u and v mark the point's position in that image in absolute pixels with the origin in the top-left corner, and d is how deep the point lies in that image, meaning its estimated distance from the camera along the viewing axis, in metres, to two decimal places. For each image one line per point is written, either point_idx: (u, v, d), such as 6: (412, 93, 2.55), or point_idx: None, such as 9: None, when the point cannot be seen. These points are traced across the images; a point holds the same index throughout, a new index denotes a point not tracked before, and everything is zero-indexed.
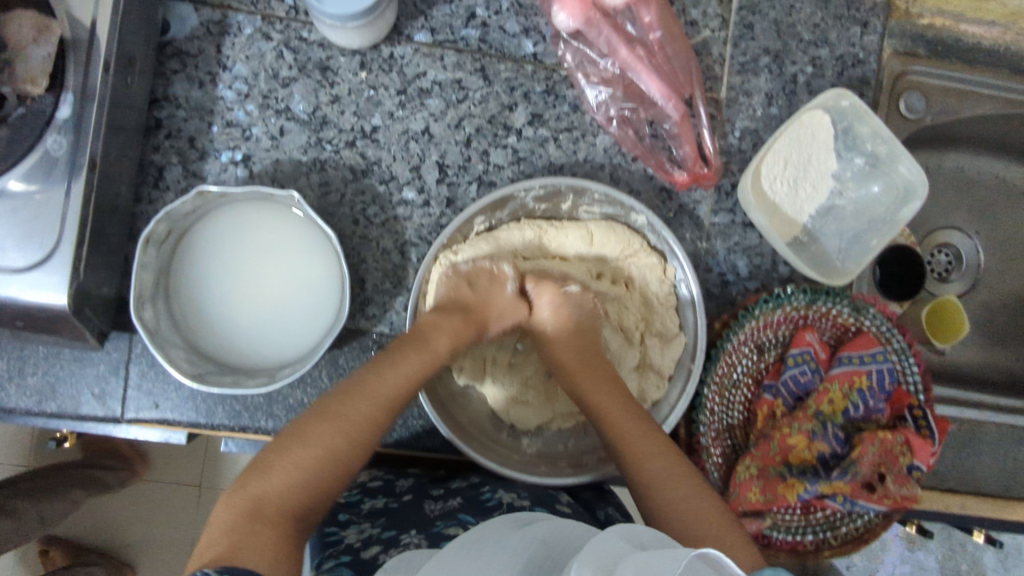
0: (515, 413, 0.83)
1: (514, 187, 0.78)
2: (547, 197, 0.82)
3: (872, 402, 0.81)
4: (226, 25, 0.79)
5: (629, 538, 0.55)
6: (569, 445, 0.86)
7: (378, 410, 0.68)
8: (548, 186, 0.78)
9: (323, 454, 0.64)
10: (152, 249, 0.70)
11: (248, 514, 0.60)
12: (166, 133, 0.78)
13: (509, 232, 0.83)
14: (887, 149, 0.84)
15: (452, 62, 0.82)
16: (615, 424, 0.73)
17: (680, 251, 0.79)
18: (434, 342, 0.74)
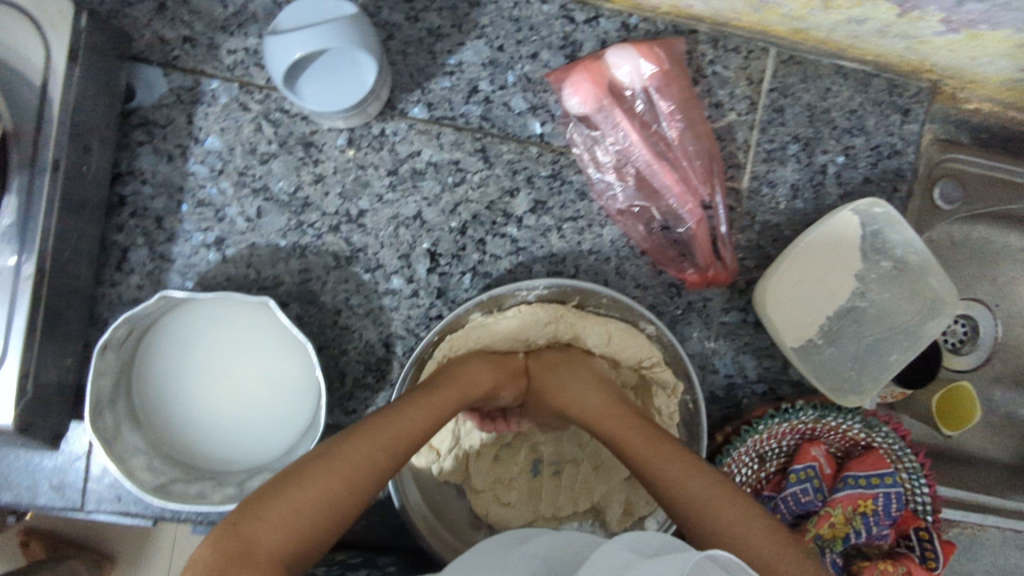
0: (495, 514, 0.77)
1: (516, 286, 0.72)
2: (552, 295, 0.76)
3: (876, 528, 0.76)
4: (199, 93, 0.71)
5: (635, 549, 0.54)
6: None
7: (382, 458, 0.58)
8: (553, 288, 0.72)
9: (321, 503, 0.53)
10: (111, 352, 0.64)
11: (234, 560, 0.48)
12: (131, 211, 0.71)
13: (511, 320, 0.75)
14: (920, 258, 0.77)
15: (449, 140, 0.74)
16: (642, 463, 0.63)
17: (692, 367, 0.74)
18: (444, 394, 0.66)
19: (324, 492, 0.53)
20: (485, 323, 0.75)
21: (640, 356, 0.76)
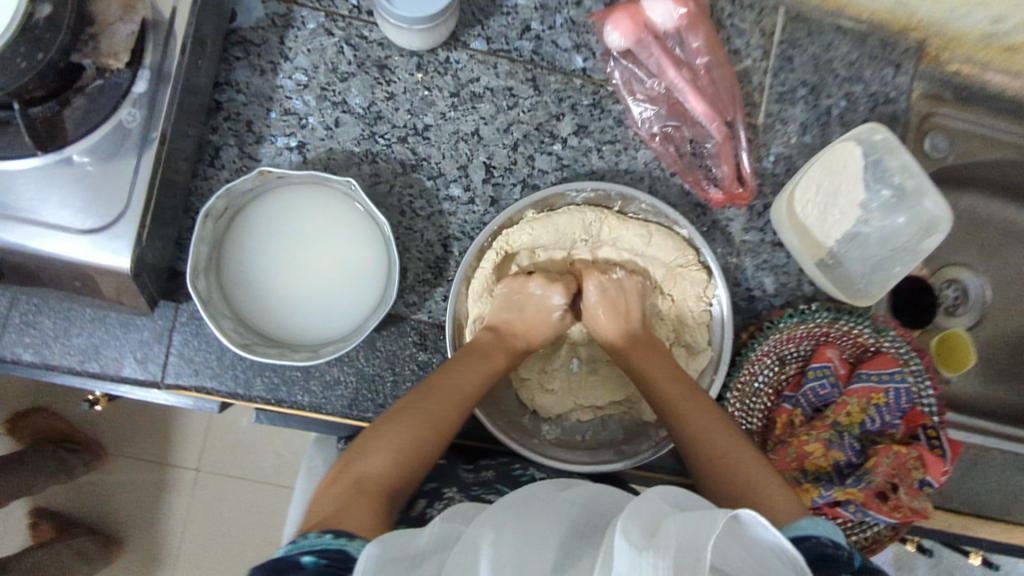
0: (541, 400, 0.83)
1: (566, 187, 0.80)
2: (596, 200, 0.84)
3: (888, 418, 0.82)
4: (291, 18, 0.82)
5: (669, 498, 0.55)
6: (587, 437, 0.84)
7: (447, 423, 0.69)
8: (599, 190, 0.81)
9: (406, 445, 0.66)
10: (210, 223, 0.72)
11: (348, 492, 0.61)
12: (226, 115, 0.80)
13: (566, 218, 0.81)
14: (915, 182, 0.87)
15: (505, 70, 0.85)
16: (682, 410, 0.72)
17: (717, 267, 0.81)
18: (493, 355, 0.76)
19: (410, 442, 0.66)
20: (540, 218, 0.81)
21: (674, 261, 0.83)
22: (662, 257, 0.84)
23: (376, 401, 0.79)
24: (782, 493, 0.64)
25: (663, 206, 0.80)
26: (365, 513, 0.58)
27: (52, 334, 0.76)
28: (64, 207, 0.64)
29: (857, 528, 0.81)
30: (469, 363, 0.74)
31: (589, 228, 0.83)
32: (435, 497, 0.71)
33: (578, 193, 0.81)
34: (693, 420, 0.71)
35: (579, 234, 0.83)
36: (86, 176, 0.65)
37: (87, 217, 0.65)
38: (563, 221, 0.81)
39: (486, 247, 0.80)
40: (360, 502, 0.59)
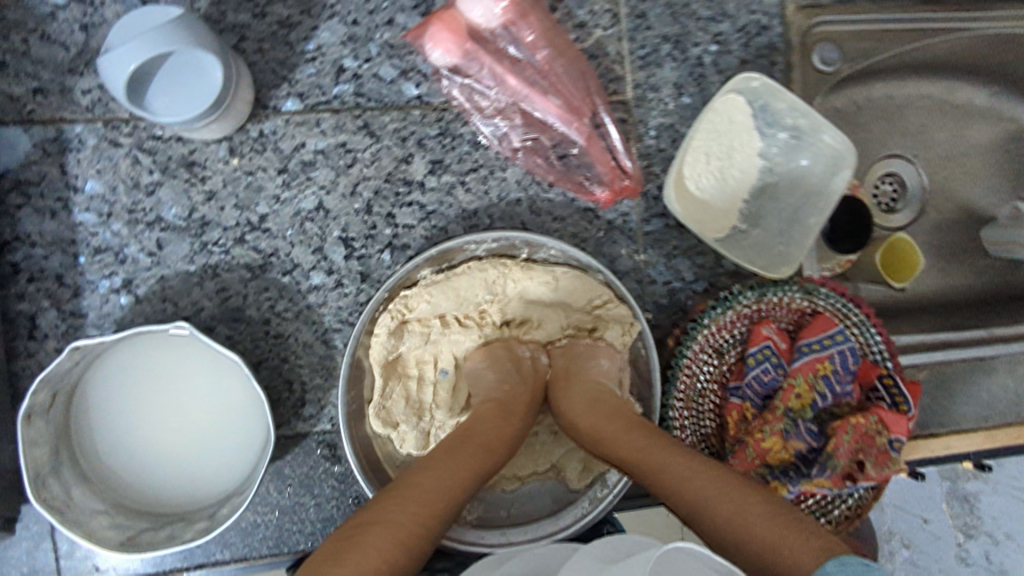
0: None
1: (464, 240, 0.70)
2: (499, 250, 0.75)
3: (840, 387, 0.77)
4: (65, 141, 0.70)
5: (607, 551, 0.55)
6: (512, 511, 0.78)
7: (436, 512, 0.56)
8: (501, 239, 0.71)
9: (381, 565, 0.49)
10: (37, 419, 0.62)
11: None
12: (28, 276, 0.69)
13: (469, 283, 0.73)
14: (807, 121, 0.78)
15: (330, 125, 0.74)
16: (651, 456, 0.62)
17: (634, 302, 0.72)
18: (479, 435, 0.65)
19: (388, 527, 0.52)
20: (438, 281, 0.72)
21: (590, 297, 0.75)
22: (574, 303, 0.77)
23: (304, 528, 0.74)
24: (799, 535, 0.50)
25: (573, 249, 0.71)
26: None
27: None
28: None
29: (835, 502, 0.78)
30: (455, 444, 0.64)
31: (493, 285, 0.74)
32: None
33: (478, 245, 0.72)
34: (693, 487, 0.57)
35: (483, 297, 0.74)
36: None
37: None
38: (444, 300, 0.72)
39: (379, 318, 0.70)
40: None
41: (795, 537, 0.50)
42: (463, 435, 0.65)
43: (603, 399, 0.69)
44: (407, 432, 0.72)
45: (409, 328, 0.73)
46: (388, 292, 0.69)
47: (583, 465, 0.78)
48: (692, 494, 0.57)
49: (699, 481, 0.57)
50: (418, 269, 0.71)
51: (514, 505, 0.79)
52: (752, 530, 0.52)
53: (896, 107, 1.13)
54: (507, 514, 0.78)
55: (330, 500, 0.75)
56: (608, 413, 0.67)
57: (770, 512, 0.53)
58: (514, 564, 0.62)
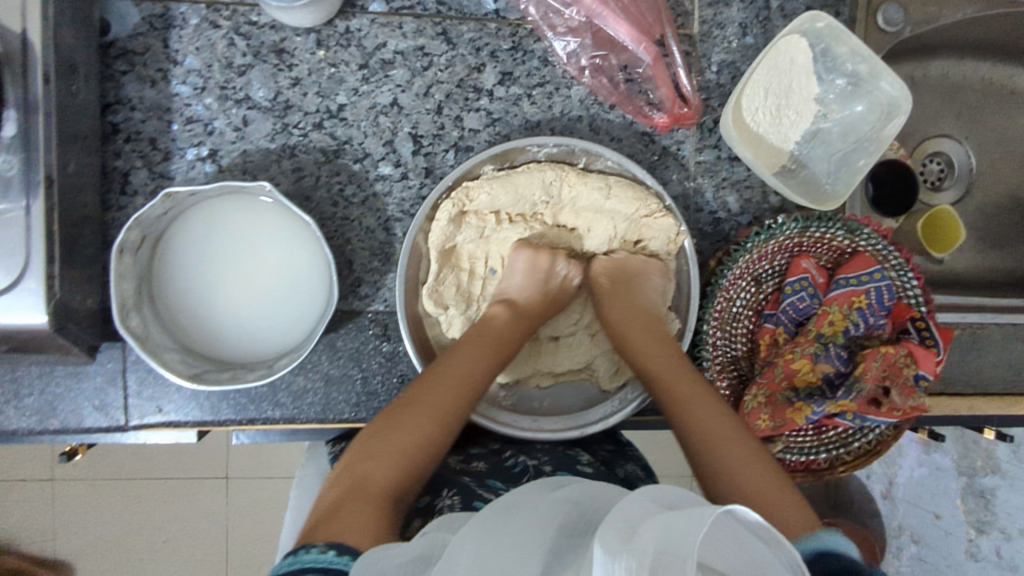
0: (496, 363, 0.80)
1: (529, 141, 0.75)
2: (559, 157, 0.79)
3: (872, 320, 0.80)
4: (170, 18, 0.75)
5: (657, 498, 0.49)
6: (545, 404, 0.82)
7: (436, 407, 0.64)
8: (561, 145, 0.75)
9: (417, 441, 0.61)
10: (128, 257, 0.69)
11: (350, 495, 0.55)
12: (126, 137, 0.75)
13: (527, 179, 0.76)
14: (868, 67, 0.81)
15: (412, 28, 0.79)
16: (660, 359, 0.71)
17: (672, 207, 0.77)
18: (494, 330, 0.73)
19: (410, 441, 0.61)
20: (499, 177, 0.76)
21: (638, 207, 0.77)
22: (624, 211, 0.79)
23: (349, 399, 0.79)
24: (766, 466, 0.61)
25: (628, 163, 0.76)
26: (357, 516, 0.52)
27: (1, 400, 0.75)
28: None
29: (858, 435, 0.81)
30: (471, 339, 0.72)
31: (549, 187, 0.77)
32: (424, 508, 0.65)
33: (540, 149, 0.76)
34: (702, 420, 0.65)
35: (540, 196, 0.78)
36: None
37: None
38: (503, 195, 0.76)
39: (441, 206, 0.74)
40: (360, 507, 0.54)
41: (771, 483, 0.60)
42: (481, 327, 0.73)
43: (645, 314, 0.76)
44: (454, 316, 0.77)
45: (467, 220, 0.77)
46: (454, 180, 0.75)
47: (616, 368, 0.82)
48: (709, 435, 0.65)
49: (716, 437, 0.64)
50: (482, 163, 0.75)
51: (547, 400, 0.82)
52: (753, 490, 0.59)
53: (952, 86, 1.14)
54: (541, 406, 0.82)
55: (377, 375, 0.80)
56: (663, 343, 0.74)
57: (778, 494, 0.59)
58: (565, 492, 0.53)
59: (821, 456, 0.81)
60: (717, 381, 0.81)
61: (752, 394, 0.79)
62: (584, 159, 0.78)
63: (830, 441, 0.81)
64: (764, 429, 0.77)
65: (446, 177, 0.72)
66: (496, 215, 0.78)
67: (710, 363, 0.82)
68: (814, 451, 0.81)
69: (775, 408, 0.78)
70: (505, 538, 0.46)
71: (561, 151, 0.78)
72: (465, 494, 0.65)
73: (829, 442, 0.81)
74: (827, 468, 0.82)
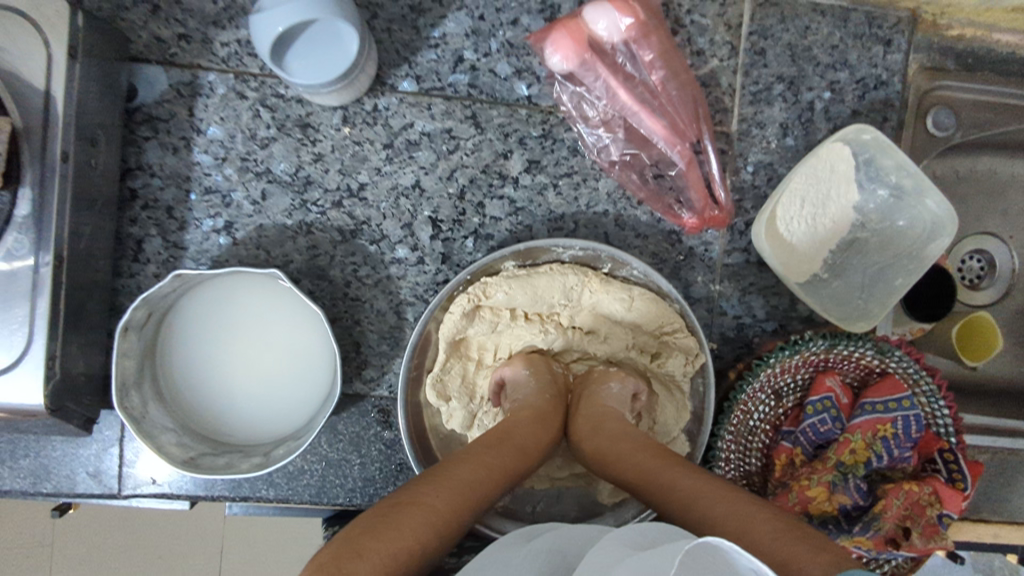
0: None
1: (553, 242, 0.72)
2: (583, 259, 0.77)
3: (897, 451, 0.76)
4: (197, 86, 0.74)
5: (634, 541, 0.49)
6: (537, 508, 0.79)
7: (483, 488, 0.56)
8: (588, 250, 0.73)
9: (447, 512, 0.52)
10: (132, 335, 0.67)
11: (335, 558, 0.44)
12: (143, 204, 0.74)
13: (548, 280, 0.73)
14: (913, 182, 0.77)
15: (441, 110, 0.77)
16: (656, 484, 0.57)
17: (700, 329, 0.73)
18: (521, 436, 0.64)
19: (438, 501, 0.52)
20: (518, 276, 0.73)
21: (662, 322, 0.74)
22: (644, 325, 0.75)
23: (345, 484, 0.77)
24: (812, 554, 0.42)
25: (655, 276, 0.73)
26: None
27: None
28: None
29: (871, 566, 0.78)
30: (486, 452, 0.61)
31: (570, 291, 0.75)
32: None
33: (565, 250, 0.74)
34: (679, 489, 0.54)
35: (558, 300, 0.75)
36: None
37: None
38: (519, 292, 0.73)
39: (456, 298, 0.72)
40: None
41: (763, 527, 0.47)
42: (505, 431, 0.64)
43: (613, 427, 0.66)
44: (455, 409, 0.74)
45: (480, 314, 0.74)
46: (468, 278, 0.72)
47: None
48: (675, 498, 0.54)
49: (688, 497, 0.53)
50: (503, 259, 0.73)
51: (540, 504, 0.80)
52: (717, 519, 0.49)
53: (1000, 185, 1.09)
54: (534, 509, 0.79)
55: (376, 461, 0.78)
56: (624, 438, 0.64)
57: (757, 522, 0.47)
58: (540, 543, 0.58)
59: None
60: None
61: None
62: (608, 265, 0.76)
63: None
64: None
65: (461, 276, 0.70)
66: (511, 311, 0.75)
67: (721, 480, 0.76)
68: None
69: None
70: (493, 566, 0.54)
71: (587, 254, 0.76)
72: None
73: None
74: None
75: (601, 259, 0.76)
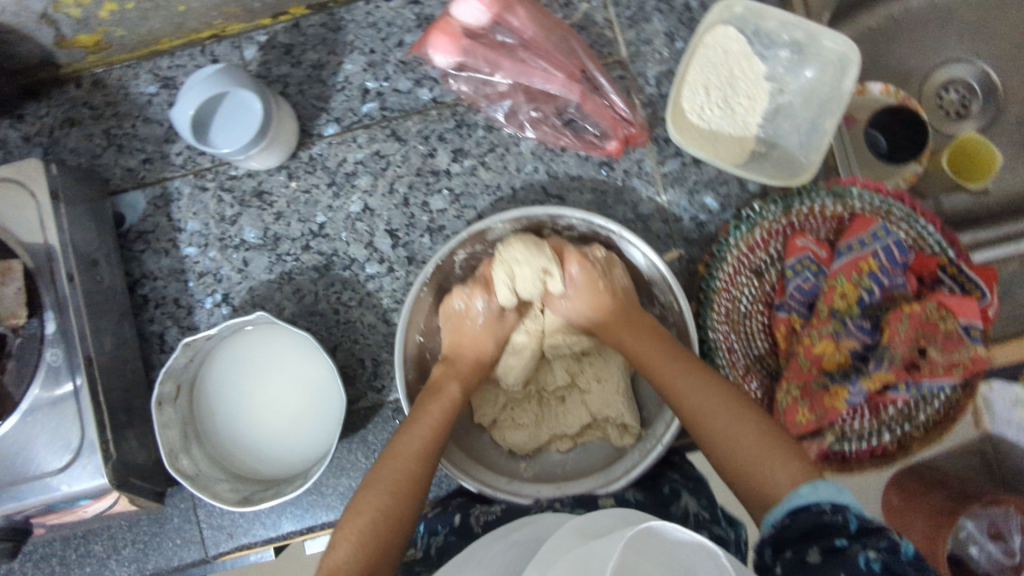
0: (511, 437, 0.79)
1: (488, 222, 0.76)
2: (525, 228, 0.80)
3: (889, 279, 0.74)
4: (168, 194, 0.87)
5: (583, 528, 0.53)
6: (568, 467, 0.80)
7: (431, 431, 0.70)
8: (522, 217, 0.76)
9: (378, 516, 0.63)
10: (168, 407, 0.77)
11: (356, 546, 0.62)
12: (155, 304, 0.86)
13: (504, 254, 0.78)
14: (805, 32, 0.80)
15: (365, 138, 0.87)
16: (656, 368, 0.70)
17: (655, 256, 0.76)
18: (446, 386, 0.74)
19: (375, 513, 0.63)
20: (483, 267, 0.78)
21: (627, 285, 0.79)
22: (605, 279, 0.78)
23: None
24: (770, 453, 0.59)
25: (593, 218, 0.76)
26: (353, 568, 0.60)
27: (104, 557, 0.85)
28: (33, 459, 0.71)
29: (922, 406, 0.74)
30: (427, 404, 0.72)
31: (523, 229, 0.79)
32: None
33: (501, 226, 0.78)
34: (704, 418, 0.64)
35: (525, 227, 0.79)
36: (43, 423, 0.72)
37: (56, 456, 0.71)
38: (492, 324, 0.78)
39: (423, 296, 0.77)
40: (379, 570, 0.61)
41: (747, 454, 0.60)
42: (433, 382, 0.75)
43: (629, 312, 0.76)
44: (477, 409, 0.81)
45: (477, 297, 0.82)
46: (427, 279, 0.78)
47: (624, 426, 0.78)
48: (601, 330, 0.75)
49: (702, 413, 0.64)
50: (451, 252, 0.78)
51: (570, 462, 0.81)
52: (722, 435, 0.62)
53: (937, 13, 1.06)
54: (564, 471, 0.80)
55: None
56: (651, 335, 0.73)
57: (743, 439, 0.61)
58: (521, 536, 0.62)
59: (886, 438, 0.74)
60: (743, 385, 0.77)
61: (784, 390, 0.74)
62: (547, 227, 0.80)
63: (892, 421, 0.75)
64: (807, 423, 0.72)
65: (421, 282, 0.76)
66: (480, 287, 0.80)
67: (730, 368, 0.77)
68: (877, 434, 0.74)
69: (812, 399, 0.73)
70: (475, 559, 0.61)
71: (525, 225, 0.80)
72: None
73: (891, 421, 0.75)
74: (900, 453, 0.75)
75: (541, 221, 0.80)
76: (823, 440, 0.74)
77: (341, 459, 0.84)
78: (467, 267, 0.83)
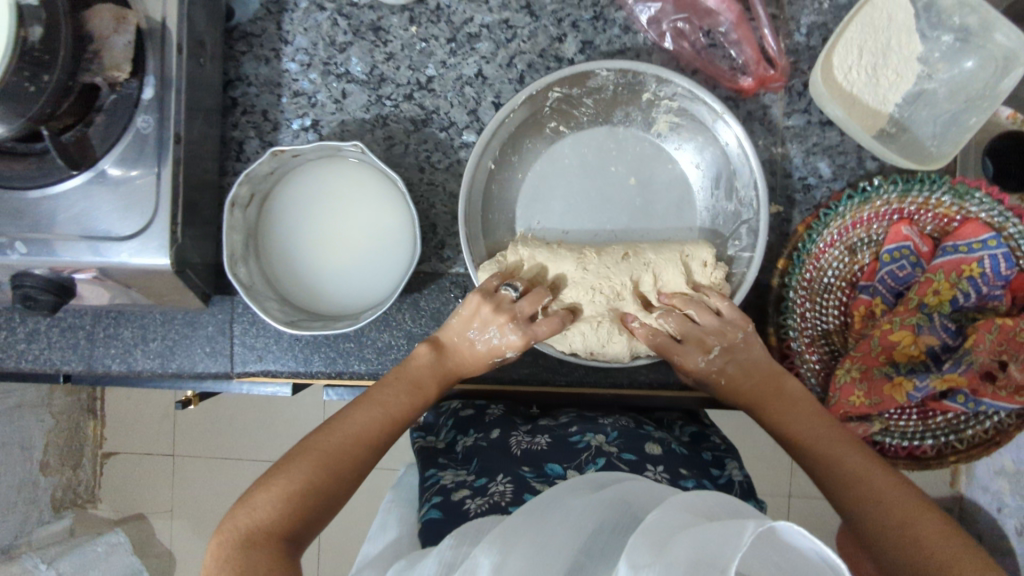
0: None
1: (594, 63, 0.74)
2: (626, 84, 0.78)
3: (986, 289, 0.73)
4: (283, 2, 0.84)
5: (694, 508, 0.49)
6: None
7: (322, 478, 0.59)
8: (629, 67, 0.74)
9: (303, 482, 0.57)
10: (238, 211, 0.76)
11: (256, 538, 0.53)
12: (242, 110, 0.84)
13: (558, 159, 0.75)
14: (979, 19, 0.76)
15: (497, 3, 0.83)
16: (809, 438, 0.66)
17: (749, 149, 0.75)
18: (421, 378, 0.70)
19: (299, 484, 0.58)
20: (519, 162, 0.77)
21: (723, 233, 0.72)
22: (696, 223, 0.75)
23: None
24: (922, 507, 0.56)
25: (700, 89, 0.74)
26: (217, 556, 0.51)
27: (131, 342, 0.85)
28: (99, 222, 0.69)
29: (972, 422, 0.74)
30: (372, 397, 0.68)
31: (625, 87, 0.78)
32: (480, 491, 0.65)
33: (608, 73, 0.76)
34: (861, 477, 0.60)
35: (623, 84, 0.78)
36: (118, 189, 0.70)
37: (124, 225, 0.69)
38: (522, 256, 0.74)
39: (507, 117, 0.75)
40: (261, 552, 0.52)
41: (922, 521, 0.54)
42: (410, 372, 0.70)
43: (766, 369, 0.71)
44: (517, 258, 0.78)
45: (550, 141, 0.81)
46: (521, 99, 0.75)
47: None
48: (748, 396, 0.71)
49: (879, 492, 0.58)
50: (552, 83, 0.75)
51: None
52: (876, 493, 0.58)
53: None
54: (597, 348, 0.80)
55: None
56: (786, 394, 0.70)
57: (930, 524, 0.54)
58: (609, 494, 0.55)
59: (927, 442, 0.75)
60: (806, 353, 0.78)
61: (844, 368, 0.74)
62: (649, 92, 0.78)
63: (937, 427, 0.75)
64: (859, 405, 0.73)
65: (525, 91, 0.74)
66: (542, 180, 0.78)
67: (797, 334, 0.78)
68: (920, 436, 0.75)
69: (870, 384, 0.73)
70: (551, 514, 0.52)
71: (627, 82, 0.78)
72: (518, 482, 0.65)
73: (937, 428, 0.75)
74: (934, 458, 0.76)
75: (644, 81, 0.77)
76: (871, 426, 0.75)
77: (388, 314, 0.83)
78: (557, 108, 0.80)
